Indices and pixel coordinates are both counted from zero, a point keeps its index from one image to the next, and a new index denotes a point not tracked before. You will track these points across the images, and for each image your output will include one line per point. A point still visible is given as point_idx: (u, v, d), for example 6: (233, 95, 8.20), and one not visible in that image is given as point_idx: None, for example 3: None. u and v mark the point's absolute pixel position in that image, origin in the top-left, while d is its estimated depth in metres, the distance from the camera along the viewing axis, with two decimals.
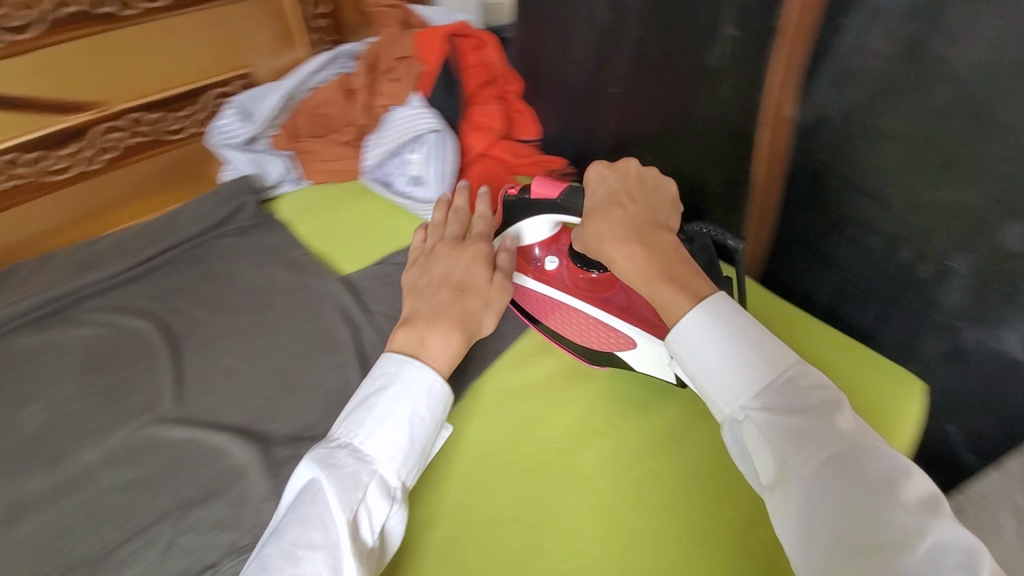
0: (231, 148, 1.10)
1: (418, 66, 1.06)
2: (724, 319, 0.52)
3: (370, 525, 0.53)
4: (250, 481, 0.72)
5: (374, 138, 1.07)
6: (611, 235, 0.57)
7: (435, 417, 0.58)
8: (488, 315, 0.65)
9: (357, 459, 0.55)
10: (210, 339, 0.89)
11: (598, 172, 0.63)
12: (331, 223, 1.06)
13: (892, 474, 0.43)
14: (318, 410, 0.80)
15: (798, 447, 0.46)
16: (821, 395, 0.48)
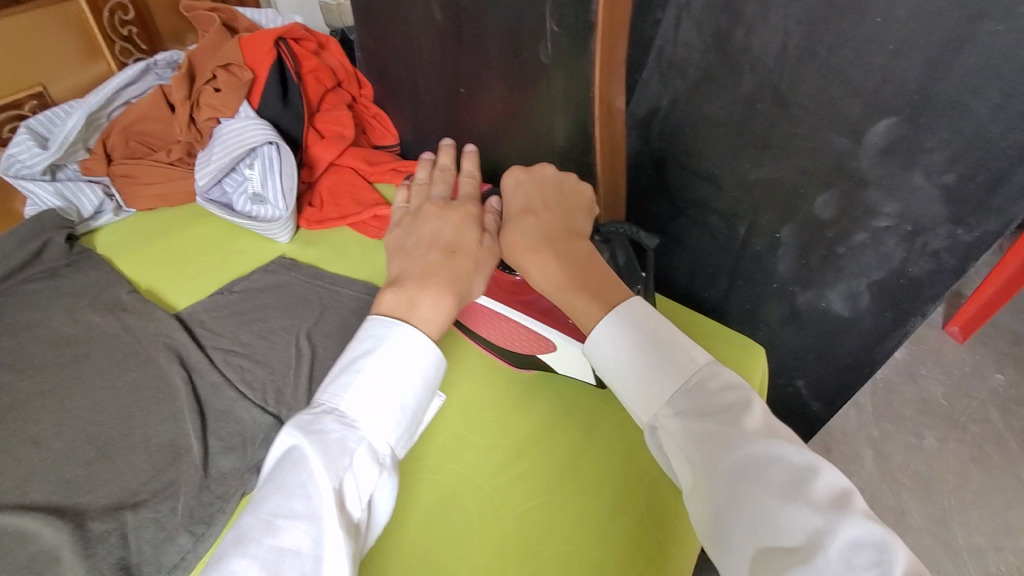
0: (29, 179, 0.92)
1: (243, 71, 0.94)
2: (637, 327, 0.54)
3: (355, 497, 0.48)
4: (63, 567, 0.59)
5: (203, 156, 0.94)
6: (525, 246, 0.60)
7: (426, 380, 0.54)
8: (476, 279, 0.62)
9: (341, 424, 0.50)
10: (9, 404, 0.72)
11: (515, 180, 0.67)
12: (159, 253, 0.92)
13: (801, 472, 0.43)
14: (148, 468, 0.67)
15: (711, 454, 0.47)
16: (730, 397, 0.49)
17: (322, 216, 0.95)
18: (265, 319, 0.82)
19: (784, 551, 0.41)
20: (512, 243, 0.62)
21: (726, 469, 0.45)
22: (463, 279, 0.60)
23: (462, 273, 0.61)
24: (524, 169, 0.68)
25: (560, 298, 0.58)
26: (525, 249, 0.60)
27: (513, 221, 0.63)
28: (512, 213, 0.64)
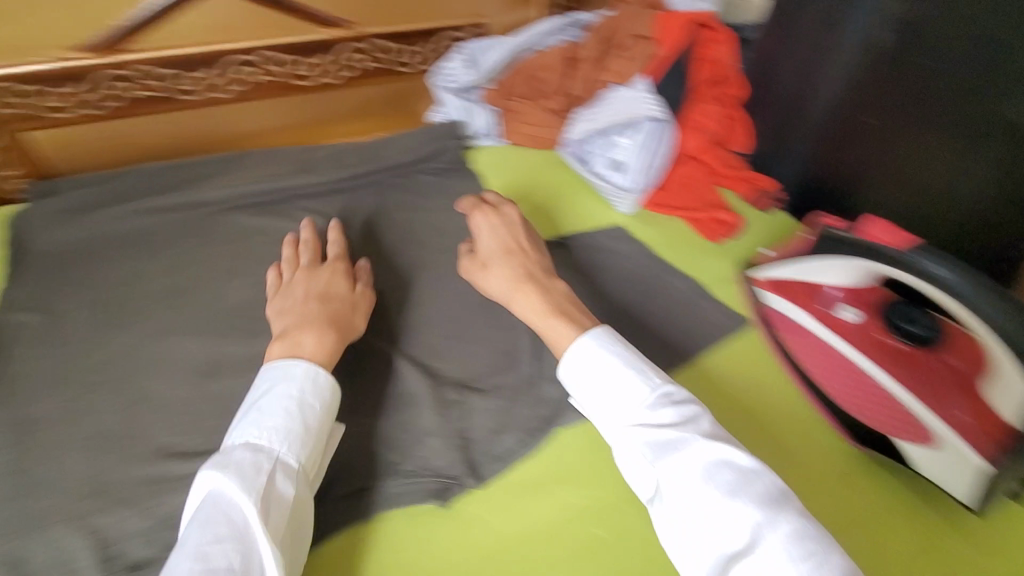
0: (445, 91, 1.06)
1: (652, 46, 0.94)
2: (600, 356, 0.62)
3: (273, 494, 0.51)
4: (418, 412, 0.66)
5: (584, 113, 1.01)
6: (515, 279, 0.73)
7: (309, 401, 0.58)
8: (485, 277, 0.75)
9: (252, 454, 0.53)
10: (398, 266, 0.84)
11: (490, 224, 0.79)
12: (524, 184, 1.00)
13: (750, 472, 0.53)
14: (488, 363, 0.72)
15: (668, 459, 0.54)
16: (686, 409, 0.58)
17: (665, 201, 0.97)
18: (597, 277, 0.86)
19: (739, 549, 0.49)
20: (490, 273, 0.75)
21: (690, 472, 0.53)
22: (299, 329, 0.65)
23: (334, 321, 0.68)
24: (494, 215, 0.80)
25: (529, 319, 0.70)
26: (502, 280, 0.74)
27: (495, 250, 0.77)
28: (489, 247, 0.77)
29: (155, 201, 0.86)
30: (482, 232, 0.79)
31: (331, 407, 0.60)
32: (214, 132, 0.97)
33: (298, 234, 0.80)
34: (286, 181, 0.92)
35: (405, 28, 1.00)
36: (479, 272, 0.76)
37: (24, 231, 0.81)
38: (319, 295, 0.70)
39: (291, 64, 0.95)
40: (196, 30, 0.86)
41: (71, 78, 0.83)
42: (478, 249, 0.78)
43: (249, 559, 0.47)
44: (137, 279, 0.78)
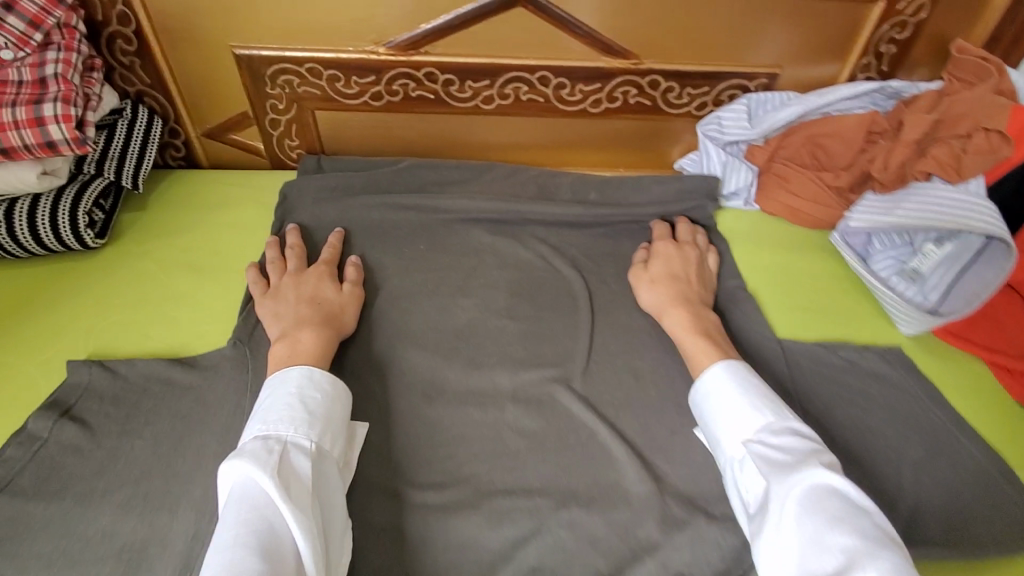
0: (711, 141, 0.94)
1: (1004, 144, 0.76)
2: (727, 379, 0.63)
3: (292, 470, 0.53)
4: (637, 518, 0.58)
5: (882, 198, 0.83)
6: (673, 298, 0.74)
7: (310, 393, 0.60)
8: (644, 289, 0.77)
9: (262, 441, 0.54)
10: (627, 327, 0.76)
11: (666, 249, 0.81)
12: (778, 265, 0.87)
13: (856, 504, 0.50)
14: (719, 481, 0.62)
15: (777, 475, 0.54)
16: (802, 441, 0.57)
17: (965, 333, 0.78)
18: (866, 412, 0.70)
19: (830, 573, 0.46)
20: (650, 286, 0.76)
21: (793, 488, 0.52)
22: (297, 328, 0.67)
23: (330, 319, 0.69)
24: (672, 245, 0.81)
25: (681, 337, 0.71)
26: (656, 296, 0.75)
27: (668, 270, 0.78)
28: (657, 268, 0.78)
29: (405, 198, 0.88)
30: (654, 258, 0.80)
31: (342, 404, 0.62)
32: (464, 137, 0.97)
33: (284, 236, 0.80)
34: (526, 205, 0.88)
35: (687, 67, 0.90)
36: (642, 283, 0.77)
37: (293, 200, 0.87)
38: (318, 295, 0.71)
39: (558, 86, 0.91)
40: (491, 42, 0.86)
41: (370, 68, 0.86)
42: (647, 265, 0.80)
43: (278, 521, 0.50)
44: (378, 276, 0.79)
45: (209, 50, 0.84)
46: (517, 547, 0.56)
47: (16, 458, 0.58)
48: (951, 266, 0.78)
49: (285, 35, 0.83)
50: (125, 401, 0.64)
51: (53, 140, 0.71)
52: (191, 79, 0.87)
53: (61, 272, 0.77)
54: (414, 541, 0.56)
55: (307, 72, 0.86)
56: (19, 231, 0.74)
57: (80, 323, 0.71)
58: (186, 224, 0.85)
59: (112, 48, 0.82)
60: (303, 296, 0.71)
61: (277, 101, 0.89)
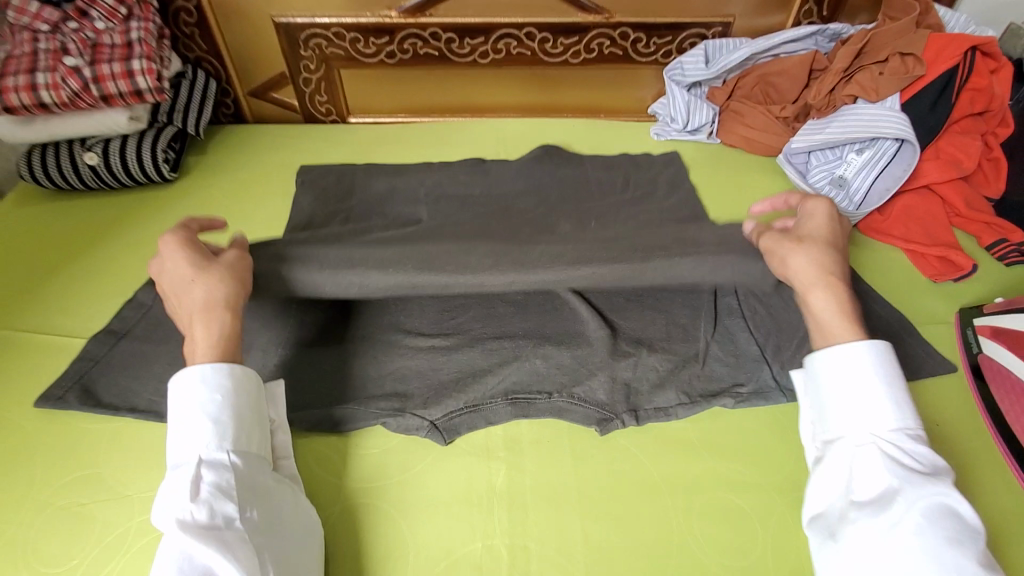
0: (676, 84, 1.10)
1: (917, 65, 0.90)
2: (875, 370, 0.60)
3: (192, 495, 0.53)
4: (595, 350, 0.74)
5: (813, 123, 0.99)
6: (824, 271, 0.64)
7: (189, 405, 0.57)
8: (794, 254, 0.66)
9: (174, 470, 0.55)
10: None
11: (822, 225, 0.68)
12: (731, 184, 1.02)
13: (972, 524, 0.52)
14: (664, 329, 0.78)
15: (910, 483, 0.54)
16: (922, 452, 0.57)
17: (888, 230, 0.92)
18: None
19: None
20: (805, 254, 0.65)
21: (916, 498, 0.53)
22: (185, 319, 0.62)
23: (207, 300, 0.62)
24: (828, 222, 0.69)
25: (824, 321, 0.64)
26: (822, 267, 0.64)
27: (828, 241, 0.67)
28: (813, 236, 0.68)
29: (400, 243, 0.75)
30: (807, 222, 0.70)
31: (244, 392, 0.59)
32: (464, 88, 1.14)
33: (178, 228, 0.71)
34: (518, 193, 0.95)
35: (651, 19, 1.06)
36: (794, 245, 0.66)
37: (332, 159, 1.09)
38: (189, 273, 0.63)
39: (543, 41, 1.08)
40: (484, 3, 1.03)
41: (385, 30, 1.04)
42: (796, 231, 0.69)
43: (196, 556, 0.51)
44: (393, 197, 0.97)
45: (255, 19, 1.03)
46: (501, 367, 0.73)
47: (132, 316, 0.77)
48: (869, 168, 0.91)
49: (315, 4, 1.02)
50: None
51: (140, 89, 0.91)
52: (240, 45, 1.07)
53: (145, 197, 0.97)
54: (422, 368, 0.73)
55: (333, 35, 1.05)
56: (115, 162, 0.94)
57: (168, 232, 0.91)
58: (238, 165, 1.05)
59: (177, 21, 1.02)
60: (187, 273, 0.63)
61: (310, 62, 1.08)
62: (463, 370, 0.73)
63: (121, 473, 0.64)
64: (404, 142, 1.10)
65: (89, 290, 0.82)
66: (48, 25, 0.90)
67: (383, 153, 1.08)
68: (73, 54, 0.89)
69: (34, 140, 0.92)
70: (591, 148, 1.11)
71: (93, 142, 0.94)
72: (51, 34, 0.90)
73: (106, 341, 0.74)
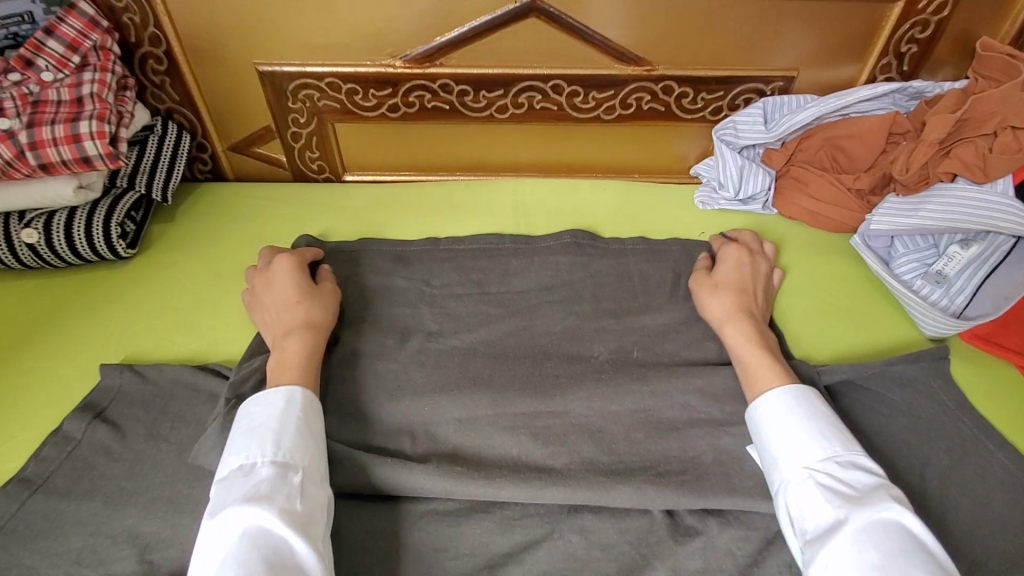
0: (727, 146, 0.94)
1: None
2: (806, 406, 0.60)
3: (287, 498, 0.52)
4: (650, 526, 0.58)
5: (904, 200, 0.81)
6: (733, 306, 0.72)
7: (293, 416, 0.57)
8: (708, 295, 0.74)
9: (276, 469, 0.53)
10: (640, 333, 0.75)
11: (738, 255, 0.79)
12: (797, 271, 0.85)
13: (922, 543, 0.49)
14: (736, 485, 0.60)
15: (854, 507, 0.52)
16: (861, 477, 0.54)
17: (997, 337, 0.74)
18: (890, 419, 0.67)
19: None
20: (716, 295, 0.74)
21: (859, 521, 0.51)
22: (285, 334, 0.66)
23: (304, 317, 0.68)
24: (746, 255, 0.79)
25: (738, 351, 0.68)
26: (731, 302, 0.72)
27: (737, 279, 0.76)
28: (731, 279, 0.76)
29: (409, 390, 0.68)
30: (726, 262, 0.78)
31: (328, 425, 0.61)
32: (477, 146, 0.98)
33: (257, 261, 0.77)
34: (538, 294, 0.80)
35: (700, 72, 0.90)
36: (707, 290, 0.75)
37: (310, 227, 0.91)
38: (298, 291, 0.70)
39: (572, 96, 0.92)
40: (504, 51, 0.88)
41: (387, 81, 0.89)
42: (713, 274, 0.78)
43: (289, 565, 0.48)
44: (390, 286, 0.80)
45: (235, 67, 0.88)
46: (526, 552, 0.56)
47: (51, 457, 0.60)
48: (978, 271, 0.75)
49: (307, 50, 0.87)
50: (151, 405, 0.65)
51: (90, 155, 0.75)
52: (217, 95, 0.91)
53: (92, 282, 0.80)
54: (425, 549, 0.56)
55: (327, 86, 0.89)
56: (57, 240, 0.78)
57: (117, 331, 0.74)
58: (207, 237, 0.88)
59: (145, 68, 0.87)
60: (289, 288, 0.71)
61: (299, 115, 0.93)
62: (477, 555, 0.56)
63: None
64: (406, 211, 0.94)
65: (7, 416, 0.65)
66: None
67: (379, 224, 0.92)
68: (10, 113, 0.74)
69: None
70: (626, 218, 0.94)
71: (33, 215, 0.78)
72: None
73: (17, 497, 0.58)
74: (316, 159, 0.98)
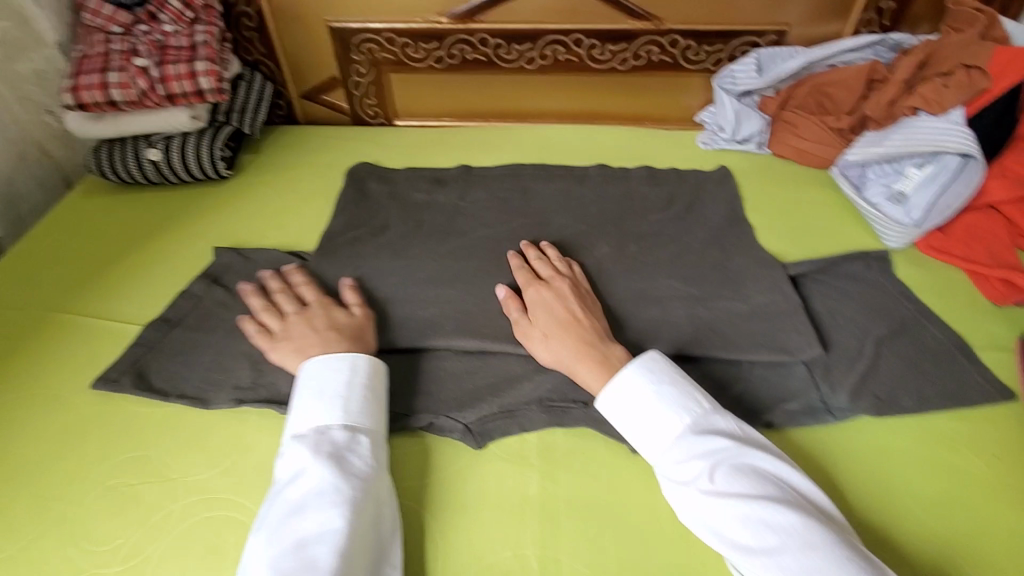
0: (726, 92, 1.07)
1: (983, 78, 0.86)
2: (651, 378, 0.64)
3: (362, 460, 0.60)
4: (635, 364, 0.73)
5: (874, 135, 0.94)
6: (571, 351, 0.69)
7: (358, 384, 0.65)
8: (539, 346, 0.72)
9: (344, 436, 0.61)
10: (634, 235, 0.91)
11: (541, 294, 0.76)
12: (779, 197, 0.99)
13: (768, 484, 0.56)
14: (696, 331, 0.76)
15: (706, 465, 0.58)
16: (709, 433, 0.60)
17: (948, 248, 0.87)
18: (840, 302, 0.81)
19: (765, 551, 0.52)
20: (553, 340, 0.71)
21: (711, 476, 0.57)
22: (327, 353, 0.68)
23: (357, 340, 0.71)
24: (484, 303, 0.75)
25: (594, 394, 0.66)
26: (568, 344, 0.69)
27: (547, 317, 0.73)
28: (547, 321, 0.72)
29: (447, 271, 0.86)
30: (535, 309, 0.74)
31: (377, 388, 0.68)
32: (507, 94, 1.15)
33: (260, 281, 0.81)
34: (552, 208, 0.97)
35: (702, 27, 1.05)
36: (538, 340, 0.72)
37: (368, 157, 1.09)
38: (330, 320, 0.73)
39: (591, 49, 1.08)
40: (534, 10, 1.04)
41: (434, 36, 1.07)
42: (531, 315, 0.74)
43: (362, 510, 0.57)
44: (432, 202, 0.99)
45: (312, 24, 1.07)
46: (537, 374, 0.73)
47: (184, 305, 0.81)
48: (930, 188, 0.87)
49: (369, 9, 1.05)
50: (253, 275, 0.85)
51: (201, 88, 0.95)
52: (296, 48, 1.11)
53: (200, 194, 1.01)
54: (461, 372, 0.74)
55: (385, 39, 1.08)
56: (175, 157, 0.99)
57: (221, 228, 0.95)
58: (287, 164, 1.08)
59: (238, 25, 1.07)
60: (324, 323, 0.73)
61: (361, 66, 1.12)
62: (499, 377, 0.73)
63: (170, 456, 0.67)
64: (446, 146, 1.11)
65: (147, 282, 0.86)
66: (120, 28, 0.96)
67: (424, 156, 1.09)
68: (142, 55, 0.95)
69: (101, 136, 0.98)
70: (634, 153, 1.09)
71: (157, 138, 0.99)
72: (122, 36, 0.97)
73: (160, 330, 0.78)
74: (373, 105, 1.17)
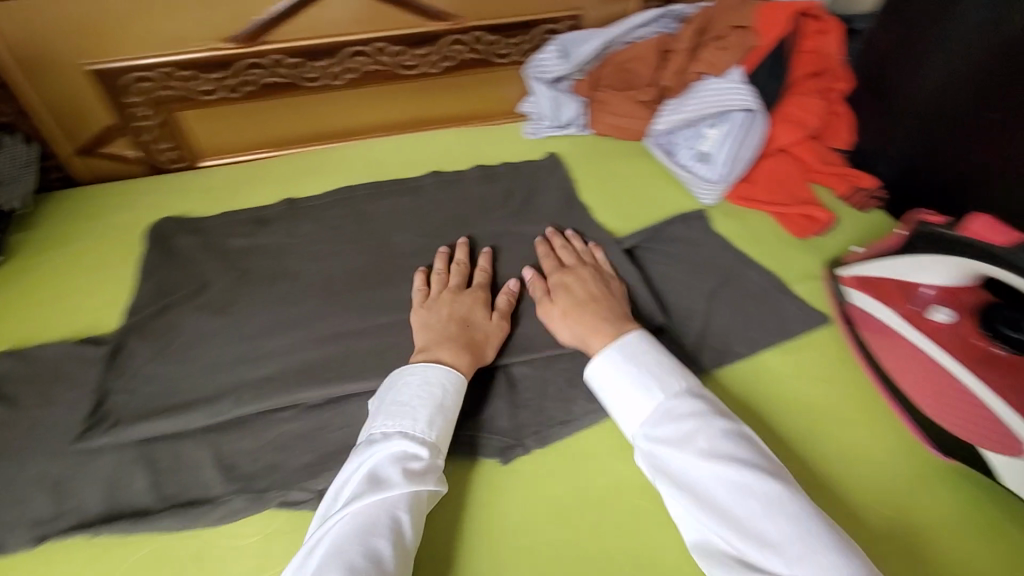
0: (538, 82, 1.08)
1: (748, 37, 0.94)
2: (643, 349, 0.67)
3: (425, 489, 0.58)
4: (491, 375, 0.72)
5: (674, 103, 1.00)
6: (589, 325, 0.71)
7: (449, 401, 0.64)
8: (559, 325, 0.74)
9: (419, 455, 0.59)
10: (475, 240, 0.89)
11: (558, 278, 0.79)
12: (605, 175, 1.02)
13: (754, 450, 0.57)
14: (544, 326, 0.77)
15: (694, 430, 0.58)
16: (697, 401, 0.62)
17: (754, 196, 0.95)
18: (671, 267, 0.85)
19: (749, 510, 0.53)
20: (570, 315, 0.73)
21: (699, 439, 0.58)
22: (441, 349, 0.69)
23: (480, 347, 0.72)
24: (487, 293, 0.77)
25: None
26: (590, 319, 0.72)
27: (570, 292, 0.76)
28: (565, 299, 0.75)
29: (283, 321, 0.78)
30: (556, 288, 0.78)
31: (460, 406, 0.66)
32: (320, 114, 1.08)
33: (452, 250, 0.85)
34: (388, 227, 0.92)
35: (499, 20, 1.05)
36: (554, 318, 0.75)
37: (171, 210, 0.97)
38: (473, 312, 0.75)
39: (396, 56, 1.04)
40: (324, 22, 0.97)
41: (220, 63, 0.96)
42: (549, 296, 0.78)
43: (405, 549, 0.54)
44: (255, 245, 0.90)
45: (65, 70, 0.92)
46: None
47: None
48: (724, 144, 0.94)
49: (134, 44, 0.92)
50: (40, 379, 0.72)
51: None
52: (52, 100, 0.94)
53: None
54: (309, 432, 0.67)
55: (161, 75, 0.95)
56: None
57: None
58: (71, 235, 0.92)
59: None
60: (461, 312, 0.75)
61: (142, 109, 0.98)
62: (353, 425, 0.68)
63: None
64: (262, 181, 1.02)
65: None
66: None
67: (238, 196, 0.99)
68: None
69: None
70: (463, 155, 1.07)
71: None
72: None
73: None
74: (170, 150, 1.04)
